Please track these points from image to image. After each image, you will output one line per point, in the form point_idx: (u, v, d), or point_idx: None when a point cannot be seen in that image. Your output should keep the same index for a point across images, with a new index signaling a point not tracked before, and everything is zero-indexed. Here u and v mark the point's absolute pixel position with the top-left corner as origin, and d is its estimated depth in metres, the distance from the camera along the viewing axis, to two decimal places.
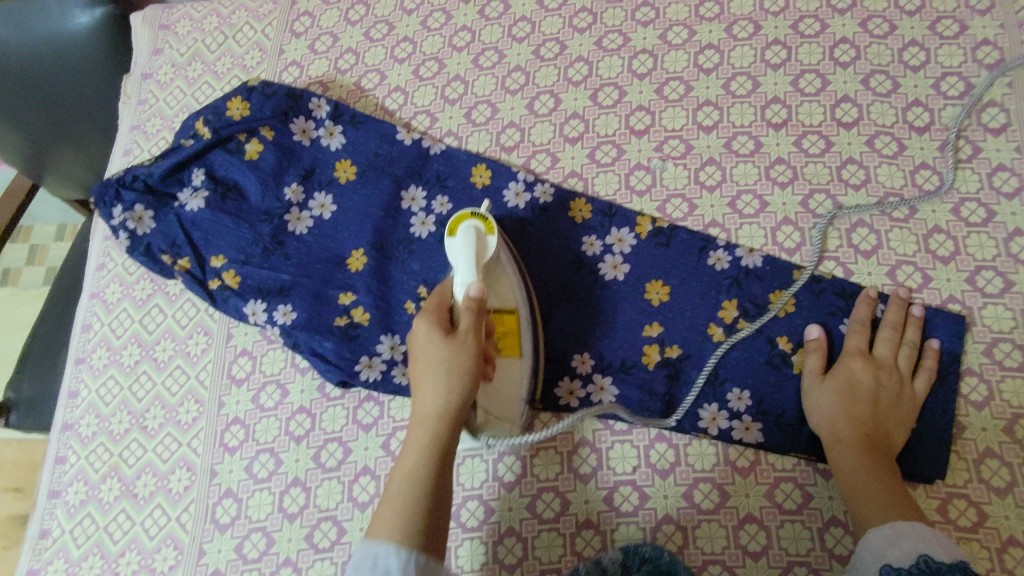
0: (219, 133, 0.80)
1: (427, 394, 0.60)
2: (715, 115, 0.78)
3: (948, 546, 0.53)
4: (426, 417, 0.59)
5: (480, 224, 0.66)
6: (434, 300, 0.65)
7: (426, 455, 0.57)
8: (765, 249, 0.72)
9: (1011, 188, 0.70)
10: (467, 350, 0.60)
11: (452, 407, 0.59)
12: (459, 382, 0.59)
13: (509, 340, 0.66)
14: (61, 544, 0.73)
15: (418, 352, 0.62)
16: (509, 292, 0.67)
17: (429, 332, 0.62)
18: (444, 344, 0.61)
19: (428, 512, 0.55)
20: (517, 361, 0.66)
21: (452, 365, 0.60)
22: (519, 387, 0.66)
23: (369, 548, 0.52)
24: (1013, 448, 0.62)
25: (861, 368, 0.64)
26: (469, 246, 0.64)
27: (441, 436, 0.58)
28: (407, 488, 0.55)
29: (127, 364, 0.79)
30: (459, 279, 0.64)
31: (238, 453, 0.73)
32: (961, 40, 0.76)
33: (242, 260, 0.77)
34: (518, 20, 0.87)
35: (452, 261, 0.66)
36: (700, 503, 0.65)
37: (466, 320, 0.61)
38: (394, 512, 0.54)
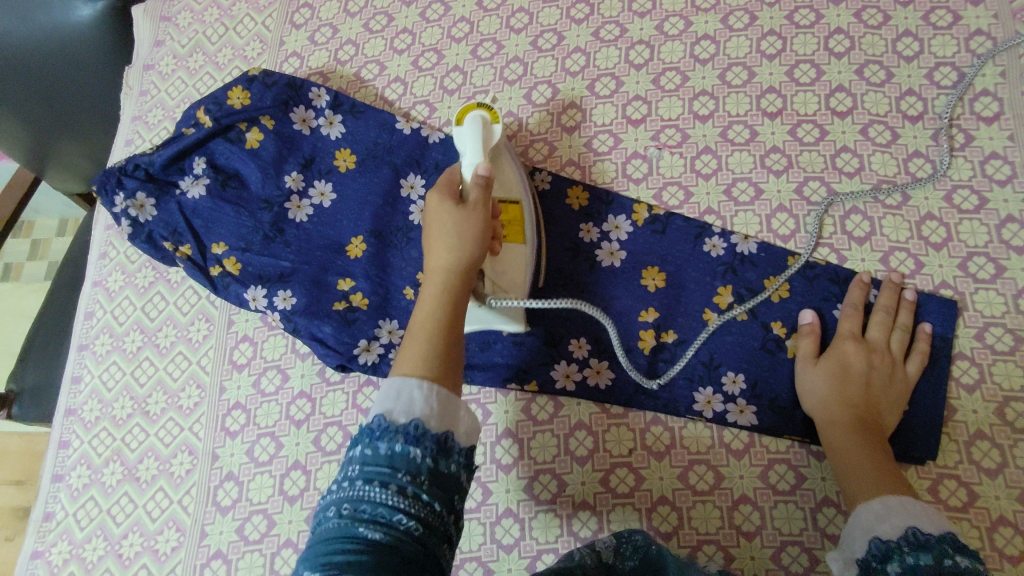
0: (219, 122, 0.81)
1: (440, 252, 0.59)
2: (710, 105, 0.79)
3: (935, 517, 0.54)
4: (437, 274, 0.58)
5: (485, 113, 0.68)
6: (443, 178, 0.65)
7: (443, 307, 0.57)
8: (760, 236, 0.73)
9: (1003, 176, 0.71)
10: (479, 214, 0.60)
11: (466, 264, 0.59)
12: (471, 244, 0.59)
13: (513, 224, 0.68)
14: (64, 527, 0.74)
15: (430, 220, 0.61)
16: (513, 183, 0.70)
17: (442, 202, 0.61)
18: (457, 211, 0.60)
19: (447, 357, 0.54)
20: (520, 247, 0.68)
21: (465, 228, 0.59)
22: (523, 269, 0.68)
23: (395, 381, 0.51)
24: (1003, 429, 0.63)
25: (854, 350, 0.65)
26: (477, 131, 0.67)
27: (456, 290, 0.58)
28: (424, 335, 0.55)
29: (129, 351, 0.80)
30: (467, 161, 0.66)
31: (240, 437, 0.74)
32: (954, 31, 0.77)
33: (243, 247, 0.78)
34: (516, 11, 0.88)
35: (460, 149, 0.68)
36: (695, 484, 0.66)
37: (475, 191, 0.61)
38: (419, 352, 0.54)
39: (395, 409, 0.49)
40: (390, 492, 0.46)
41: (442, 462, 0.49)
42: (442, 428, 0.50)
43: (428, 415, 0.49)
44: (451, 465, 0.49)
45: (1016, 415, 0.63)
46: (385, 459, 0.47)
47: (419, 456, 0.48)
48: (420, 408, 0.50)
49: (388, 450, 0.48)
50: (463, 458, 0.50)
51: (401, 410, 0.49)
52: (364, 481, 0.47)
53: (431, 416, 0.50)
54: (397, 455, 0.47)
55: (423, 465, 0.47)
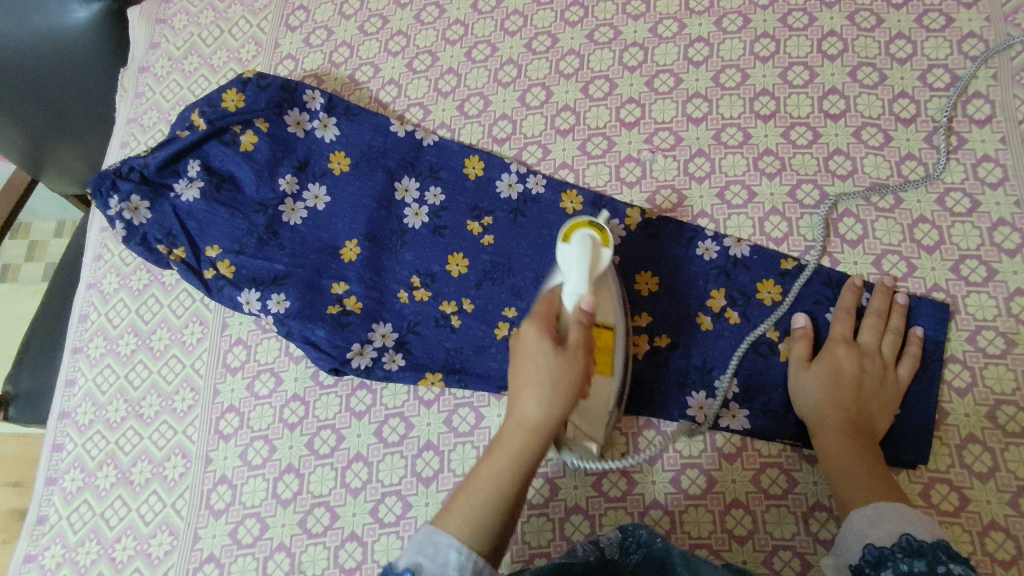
0: (214, 124, 0.81)
1: (529, 400, 0.55)
2: (704, 107, 0.79)
3: (930, 526, 0.53)
4: (521, 424, 0.56)
5: (596, 233, 0.62)
6: (541, 303, 0.60)
7: (514, 466, 0.55)
8: (753, 239, 0.73)
9: (995, 178, 0.71)
10: (577, 361, 0.56)
11: (553, 421, 0.55)
12: (565, 396, 0.55)
13: (604, 357, 0.62)
14: (58, 530, 0.74)
15: (523, 351, 0.57)
16: (612, 309, 0.64)
17: (538, 334, 0.57)
18: (554, 350, 0.56)
19: (495, 528, 0.53)
20: (608, 380, 0.62)
21: (560, 374, 0.55)
22: (606, 405, 0.63)
23: (432, 532, 0.52)
24: (995, 433, 0.63)
25: (846, 354, 0.65)
26: (585, 257, 0.60)
27: (535, 447, 0.56)
28: (485, 489, 0.54)
29: (123, 353, 0.80)
30: (569, 287, 0.60)
31: (233, 440, 0.74)
32: (947, 33, 0.77)
33: (237, 250, 0.78)
34: (510, 13, 0.88)
35: (563, 265, 0.62)
36: (687, 488, 0.66)
37: (575, 331, 0.57)
38: (470, 513, 0.53)
39: (425, 566, 0.50)
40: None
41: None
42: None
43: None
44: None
45: (1008, 419, 0.63)
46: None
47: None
48: (451, 574, 0.50)
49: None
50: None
51: (431, 570, 0.50)
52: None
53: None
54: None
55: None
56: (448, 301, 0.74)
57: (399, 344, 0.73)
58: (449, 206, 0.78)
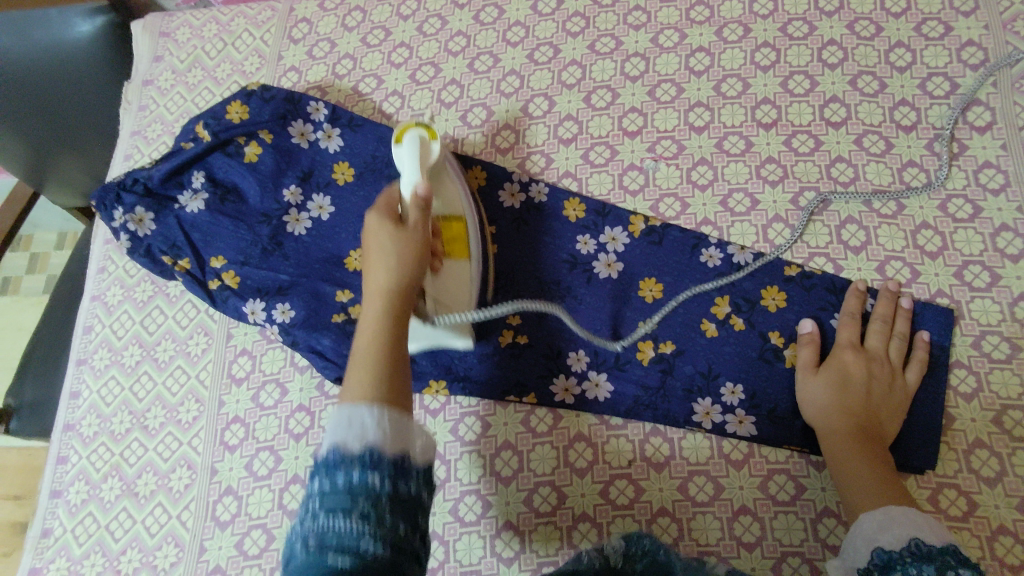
0: (218, 136, 0.82)
1: (378, 273, 0.58)
2: (706, 116, 0.79)
3: (940, 531, 0.53)
4: (376, 292, 0.57)
5: (425, 133, 0.70)
6: (381, 199, 0.64)
7: (383, 320, 0.55)
8: (756, 246, 0.73)
9: (997, 184, 0.71)
10: (417, 232, 0.61)
11: (405, 282, 0.58)
12: (411, 261, 0.59)
13: (457, 243, 0.69)
14: (63, 543, 0.74)
15: (369, 239, 0.61)
16: (456, 200, 0.71)
17: (379, 220, 0.61)
18: (395, 228, 0.60)
19: (392, 373, 0.52)
20: (466, 263, 0.68)
21: (403, 243, 0.59)
22: (468, 286, 0.68)
23: (344, 409, 0.48)
24: (1001, 438, 0.63)
25: (853, 359, 0.65)
26: (417, 152, 0.68)
27: (397, 305, 0.56)
28: (367, 346, 0.53)
29: (128, 365, 0.80)
30: (405, 180, 0.67)
31: (238, 451, 0.74)
32: (946, 42, 0.78)
33: (242, 261, 0.78)
34: (512, 25, 0.88)
35: (399, 168, 0.69)
36: (694, 496, 0.66)
37: (414, 212, 0.62)
38: (365, 377, 0.51)
39: (348, 438, 0.46)
40: (353, 521, 0.44)
41: (403, 484, 0.47)
42: (399, 449, 0.48)
43: (382, 441, 0.47)
44: (412, 486, 0.47)
45: (1014, 423, 0.63)
46: (344, 489, 0.45)
47: (379, 482, 0.46)
48: (374, 435, 0.47)
49: (346, 481, 0.45)
50: (422, 479, 0.49)
51: (354, 439, 0.46)
52: (326, 512, 0.45)
53: (384, 440, 0.47)
54: (356, 483, 0.45)
55: (384, 491, 0.45)
56: None
57: None
58: None
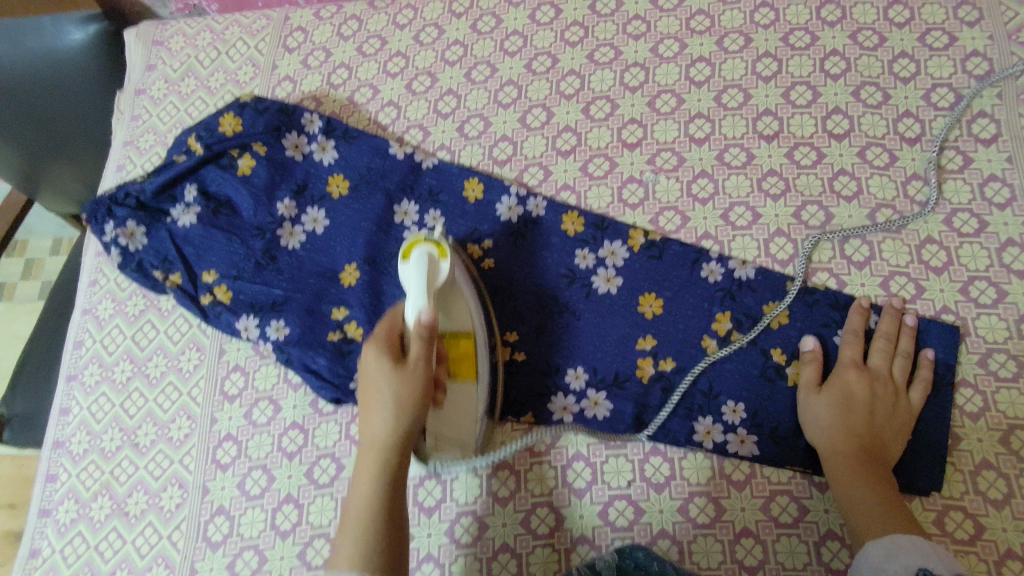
0: (211, 149, 0.80)
1: (376, 423, 0.59)
2: (706, 128, 0.78)
3: (947, 560, 0.52)
4: (373, 446, 0.58)
5: (434, 249, 0.64)
6: (384, 325, 0.62)
7: (377, 486, 0.57)
8: (758, 261, 0.72)
9: (1003, 198, 0.70)
10: (416, 377, 0.59)
11: (400, 437, 0.59)
12: (407, 414, 0.59)
13: (465, 363, 0.65)
14: (51, 564, 0.72)
15: (367, 373, 0.60)
16: (466, 316, 0.66)
17: (378, 354, 0.60)
18: (393, 369, 0.59)
19: (385, 549, 0.54)
20: (473, 386, 0.65)
21: (401, 389, 0.59)
22: (472, 413, 0.66)
23: None
24: (1009, 459, 0.62)
25: (856, 378, 0.64)
26: (423, 274, 0.62)
27: (391, 464, 0.58)
28: (364, 509, 0.56)
29: (118, 381, 0.78)
30: (410, 303, 0.61)
31: (231, 470, 0.72)
32: (950, 52, 0.77)
33: (235, 275, 0.77)
34: (510, 34, 0.87)
35: (404, 283, 0.63)
36: (695, 517, 0.64)
37: (417, 347, 0.59)
38: (356, 547, 0.53)
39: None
40: None
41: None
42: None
43: None
44: None
45: (1021, 444, 0.62)
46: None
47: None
48: None
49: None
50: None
51: None
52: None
53: None
54: None
55: None
56: None
57: None
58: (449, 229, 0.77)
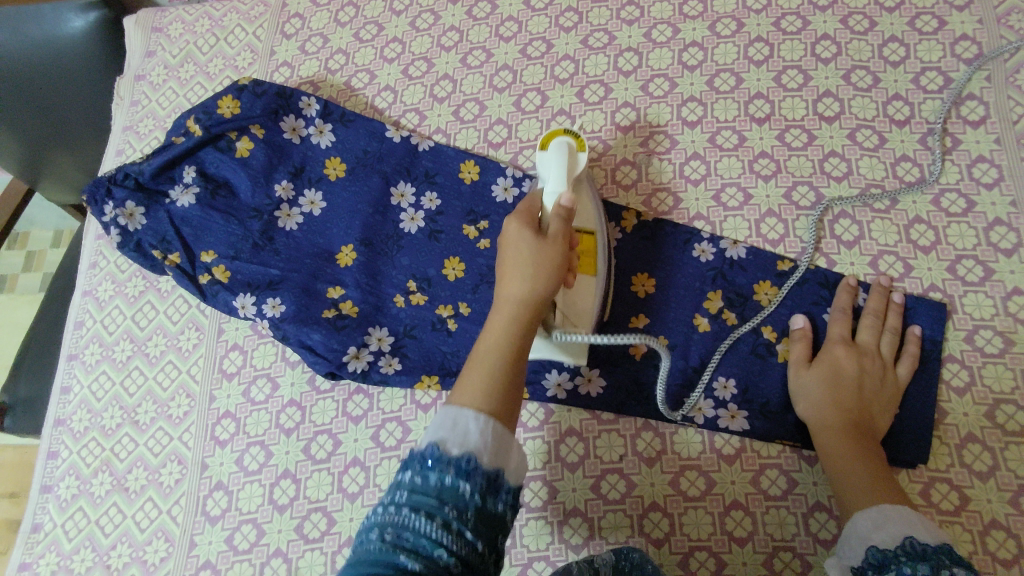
0: (209, 131, 0.81)
1: (516, 281, 0.54)
2: (699, 111, 0.79)
3: (933, 529, 0.53)
4: (511, 301, 0.54)
5: (573, 140, 0.66)
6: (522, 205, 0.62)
7: (511, 332, 0.52)
8: (749, 241, 0.73)
9: (990, 179, 0.71)
10: (558, 243, 0.57)
11: (542, 293, 0.54)
12: (548, 273, 0.55)
13: (586, 257, 0.65)
14: (53, 538, 0.73)
15: (506, 244, 0.57)
16: (590, 217, 0.67)
17: (520, 226, 0.58)
18: (536, 237, 0.57)
19: (509, 407, 0.49)
20: (592, 280, 0.65)
21: (542, 254, 0.56)
22: (591, 301, 0.65)
23: (449, 410, 0.47)
24: (994, 432, 0.63)
25: (845, 354, 0.65)
26: (563, 158, 0.64)
27: (528, 322, 0.53)
28: (493, 351, 0.51)
29: (119, 360, 0.80)
30: (550, 188, 0.62)
31: (229, 446, 0.73)
32: (940, 36, 0.78)
33: (232, 255, 0.78)
34: (506, 19, 0.88)
35: (544, 172, 0.64)
36: (686, 490, 0.66)
37: (556, 222, 0.58)
38: (482, 377, 0.49)
39: (449, 439, 0.45)
40: (435, 525, 0.41)
41: (491, 502, 0.44)
42: (495, 464, 0.45)
43: (481, 450, 0.45)
44: (500, 506, 0.44)
45: (1007, 418, 0.63)
46: (434, 489, 0.43)
47: (470, 493, 0.43)
48: (475, 442, 0.45)
49: (437, 481, 0.43)
50: (513, 497, 0.45)
51: (455, 441, 0.45)
52: (410, 507, 0.42)
53: (486, 450, 0.45)
54: (446, 486, 0.43)
55: (471, 503, 0.43)
56: (444, 305, 0.74)
57: (396, 348, 0.73)
58: (445, 210, 0.78)
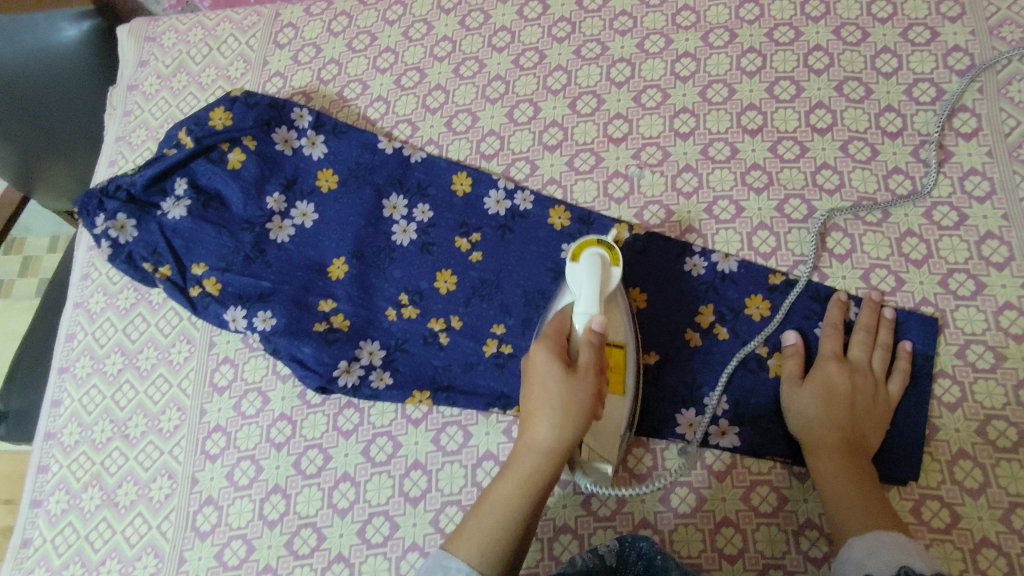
0: (201, 142, 0.80)
1: (539, 429, 0.55)
2: (691, 122, 0.79)
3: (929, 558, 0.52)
4: (533, 450, 0.56)
5: (606, 254, 0.63)
6: (550, 325, 0.60)
7: (518, 491, 0.56)
8: (741, 254, 0.73)
9: (983, 192, 0.71)
10: (588, 382, 0.55)
11: (563, 446, 0.55)
12: (576, 420, 0.55)
13: (615, 377, 0.62)
14: (42, 553, 0.73)
15: (533, 376, 0.57)
16: (621, 330, 0.64)
17: (548, 357, 0.57)
18: (563, 373, 0.55)
19: (509, 555, 0.54)
20: (622, 401, 0.63)
21: (571, 398, 0.55)
22: (618, 425, 0.63)
23: (444, 552, 0.54)
24: (985, 448, 0.63)
25: (837, 370, 0.65)
26: (596, 276, 0.61)
27: (546, 472, 0.56)
28: (503, 504, 0.56)
29: (109, 373, 0.79)
30: (580, 307, 0.60)
31: (219, 461, 0.73)
32: (933, 47, 0.77)
33: (223, 268, 0.77)
34: (498, 30, 0.88)
35: (572, 285, 0.62)
36: (676, 507, 0.65)
37: (587, 353, 0.57)
38: (481, 534, 0.54)
39: None
40: None
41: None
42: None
43: None
44: None
45: (998, 434, 0.63)
46: None
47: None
48: None
49: None
50: None
51: None
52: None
53: None
54: None
55: None
56: (436, 319, 0.74)
57: (386, 362, 0.73)
58: (437, 223, 0.78)
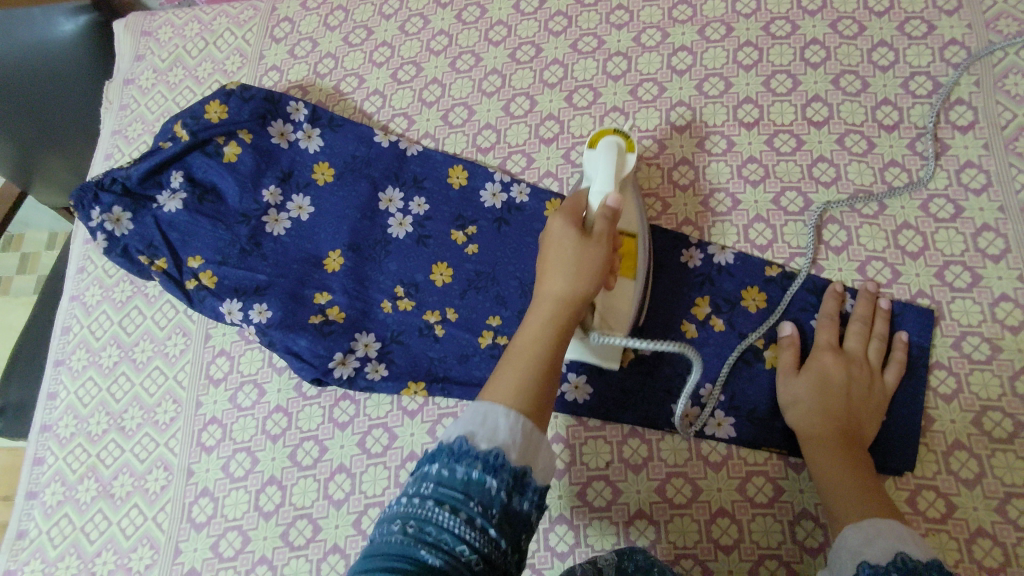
0: (196, 136, 0.80)
1: (555, 281, 0.57)
2: (688, 115, 0.79)
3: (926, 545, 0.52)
4: (549, 300, 0.57)
5: (622, 140, 0.64)
6: (568, 204, 0.63)
7: (546, 336, 0.55)
8: (737, 246, 0.73)
9: (979, 184, 0.71)
10: (601, 245, 0.58)
11: (581, 296, 0.57)
12: (589, 276, 0.57)
13: (627, 258, 0.65)
14: (38, 545, 0.73)
15: (551, 243, 0.59)
16: (634, 220, 0.66)
17: (564, 225, 0.59)
18: (579, 238, 0.58)
19: (538, 393, 0.51)
20: (631, 283, 0.65)
21: (584, 257, 0.57)
22: (629, 306, 0.65)
23: (480, 406, 0.50)
24: (981, 439, 0.63)
25: (833, 361, 0.65)
26: (612, 159, 0.62)
27: (564, 322, 0.56)
28: (526, 354, 0.53)
29: (106, 365, 0.79)
30: (596, 187, 0.60)
31: (215, 452, 0.73)
32: (929, 40, 0.77)
33: (220, 260, 0.77)
34: (495, 24, 0.88)
35: (590, 168, 0.64)
36: (671, 497, 0.65)
37: (602, 221, 0.59)
38: (513, 380, 0.51)
39: (478, 433, 0.47)
40: (458, 520, 0.43)
41: (516, 500, 0.46)
42: (523, 461, 0.47)
43: (509, 446, 0.47)
44: (525, 506, 0.46)
45: (994, 425, 0.63)
46: (462, 481, 0.45)
47: (496, 487, 0.45)
48: (503, 438, 0.47)
49: (465, 475, 0.45)
50: (538, 499, 0.47)
51: (483, 435, 0.47)
52: (434, 500, 0.44)
53: (513, 447, 0.47)
54: (473, 480, 0.45)
55: (497, 497, 0.44)
56: (432, 311, 0.74)
57: (382, 353, 0.73)
58: (433, 215, 0.78)
